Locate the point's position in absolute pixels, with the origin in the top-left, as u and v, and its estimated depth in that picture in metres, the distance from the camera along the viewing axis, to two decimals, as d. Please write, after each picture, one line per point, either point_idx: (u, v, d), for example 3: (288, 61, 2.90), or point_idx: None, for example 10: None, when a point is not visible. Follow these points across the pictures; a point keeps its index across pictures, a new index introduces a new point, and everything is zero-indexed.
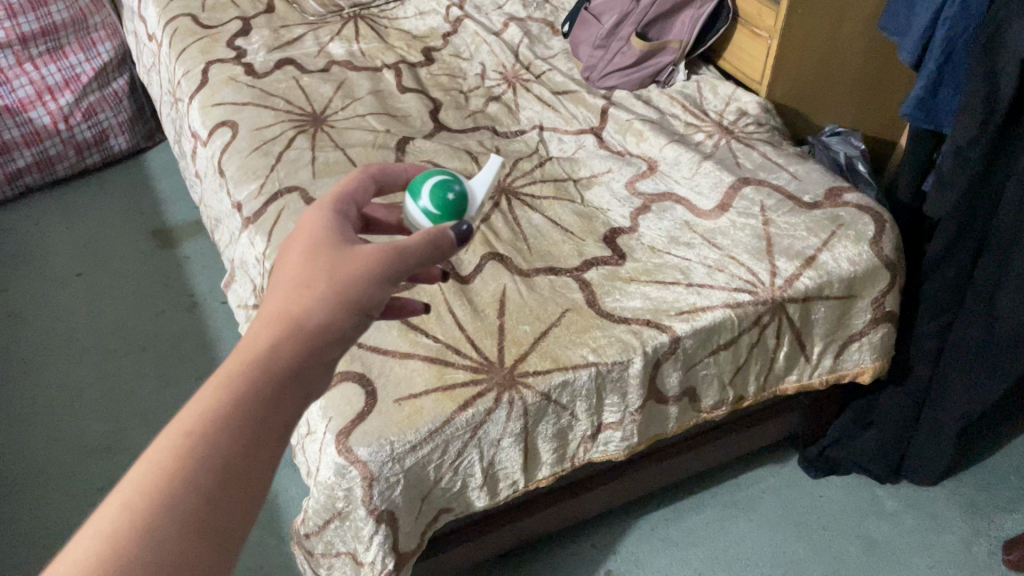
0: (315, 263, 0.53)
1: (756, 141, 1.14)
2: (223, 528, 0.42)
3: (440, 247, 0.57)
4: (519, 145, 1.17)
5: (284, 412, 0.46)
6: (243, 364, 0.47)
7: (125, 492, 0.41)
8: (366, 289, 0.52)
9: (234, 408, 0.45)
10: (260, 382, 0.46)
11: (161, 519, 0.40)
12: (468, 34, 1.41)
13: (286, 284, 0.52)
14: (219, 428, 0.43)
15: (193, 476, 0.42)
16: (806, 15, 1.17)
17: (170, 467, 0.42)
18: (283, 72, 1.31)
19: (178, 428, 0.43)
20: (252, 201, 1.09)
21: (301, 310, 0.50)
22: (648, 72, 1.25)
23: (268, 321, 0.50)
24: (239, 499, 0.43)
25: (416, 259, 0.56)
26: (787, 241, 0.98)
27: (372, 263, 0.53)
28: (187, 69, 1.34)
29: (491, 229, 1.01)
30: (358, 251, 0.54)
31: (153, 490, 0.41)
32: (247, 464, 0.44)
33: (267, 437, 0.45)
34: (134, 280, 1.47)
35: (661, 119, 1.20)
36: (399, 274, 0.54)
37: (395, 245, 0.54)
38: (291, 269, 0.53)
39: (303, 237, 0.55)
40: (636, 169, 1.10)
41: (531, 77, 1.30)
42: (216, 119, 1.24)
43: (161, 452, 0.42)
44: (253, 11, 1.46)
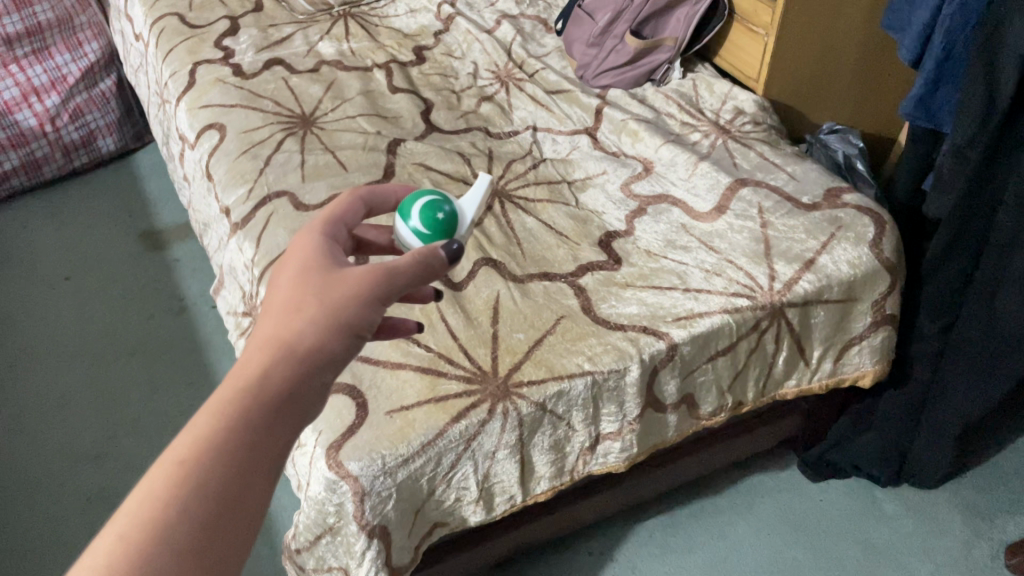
0: (307, 287, 0.53)
1: (754, 140, 1.13)
2: (215, 555, 0.43)
3: (434, 266, 0.56)
4: (512, 146, 1.15)
5: (273, 439, 0.47)
6: (234, 393, 0.47)
7: (120, 521, 0.42)
8: (356, 312, 0.52)
9: (225, 437, 0.46)
10: (251, 410, 0.47)
11: (153, 548, 0.41)
12: (460, 32, 1.39)
13: (277, 309, 0.52)
14: (210, 457, 0.45)
15: (184, 504, 0.43)
16: (803, 11, 1.16)
17: (162, 498, 0.43)
18: (272, 73, 1.29)
19: (172, 458, 0.45)
20: (241, 205, 1.07)
21: (292, 335, 0.51)
22: (644, 70, 1.23)
23: (260, 347, 0.51)
24: (231, 527, 0.44)
25: (407, 279, 0.55)
26: (785, 244, 0.96)
27: (362, 285, 0.53)
28: (174, 69, 1.32)
29: (484, 233, 0.99)
30: (349, 273, 0.54)
31: (145, 524, 0.42)
32: (237, 492, 0.45)
33: (257, 465, 0.46)
34: (122, 283, 1.45)
35: (657, 119, 1.18)
36: (391, 295, 0.54)
37: (385, 266, 0.54)
38: (282, 293, 0.53)
39: (295, 258, 0.55)
40: (631, 170, 1.08)
41: (525, 76, 1.28)
42: (203, 121, 1.21)
43: (155, 482, 0.44)
44: (241, 10, 1.43)
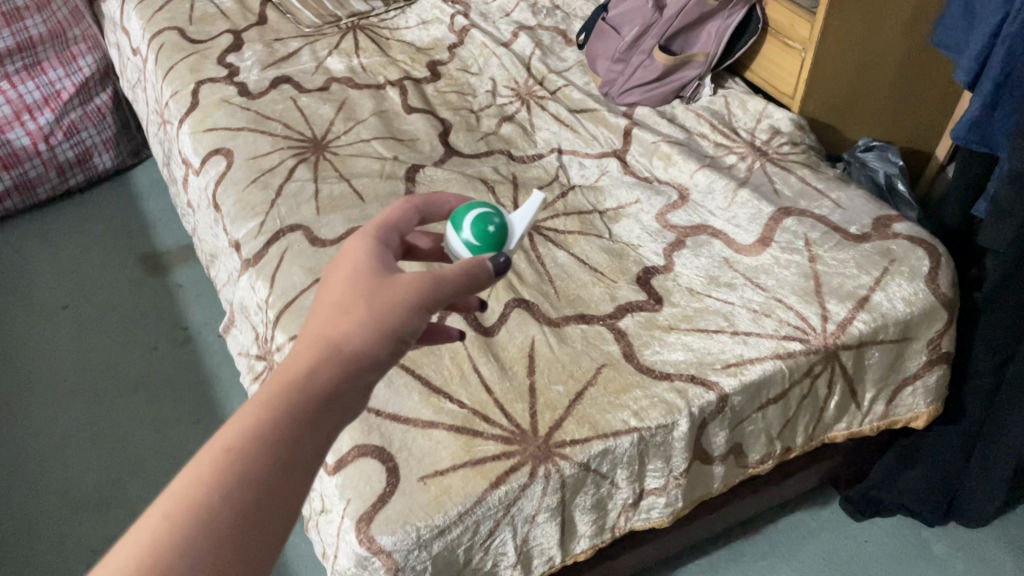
0: (357, 287, 0.53)
1: (793, 164, 1.07)
2: (253, 550, 0.43)
3: (480, 279, 0.56)
4: (536, 172, 1.09)
5: (317, 437, 0.47)
6: (282, 387, 0.48)
7: (164, 506, 0.43)
8: (404, 318, 0.52)
9: (271, 431, 0.46)
10: (296, 406, 0.47)
11: (193, 539, 0.42)
12: (476, 45, 1.32)
13: (327, 306, 0.52)
14: (254, 450, 0.45)
15: (227, 496, 0.43)
16: (843, 25, 1.09)
17: (205, 489, 0.43)
18: (279, 92, 1.22)
19: (217, 448, 0.45)
20: (252, 240, 1.00)
21: (341, 335, 0.51)
22: (672, 87, 1.17)
23: (309, 343, 0.51)
24: (268, 523, 0.44)
25: (455, 287, 0.54)
26: (836, 280, 0.90)
27: (411, 292, 0.52)
28: (175, 89, 1.25)
29: (514, 271, 0.93)
30: (399, 278, 0.53)
31: (186, 508, 0.43)
32: (278, 488, 0.45)
33: (299, 462, 0.46)
34: (124, 311, 1.39)
35: (689, 140, 1.12)
36: (438, 303, 0.54)
37: (434, 273, 0.53)
38: (333, 292, 0.53)
39: (349, 258, 0.55)
40: (666, 199, 1.02)
41: (546, 94, 1.21)
42: (209, 146, 1.15)
43: (200, 470, 0.44)
44: (245, 23, 1.36)
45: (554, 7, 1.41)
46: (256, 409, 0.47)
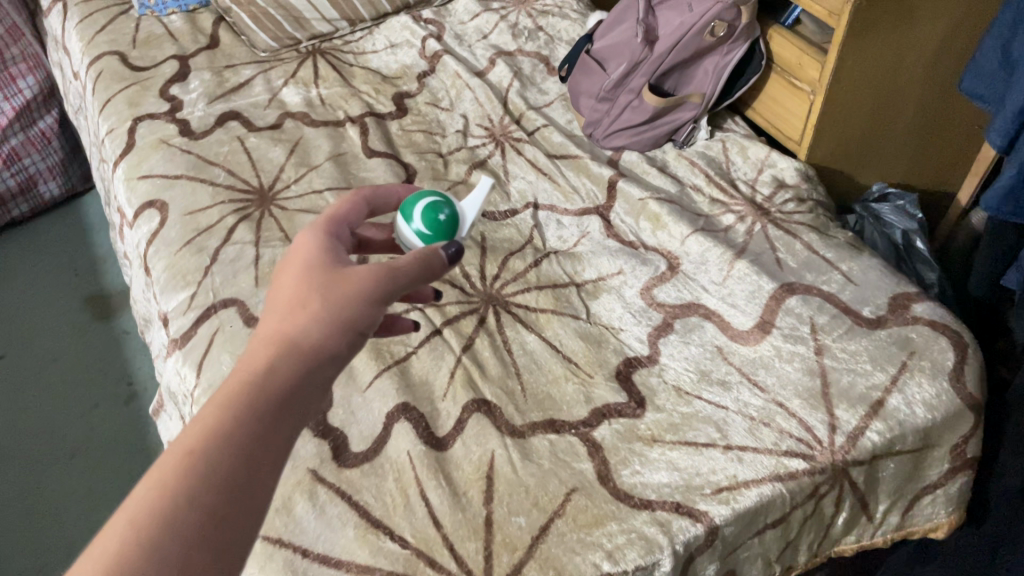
0: (310, 283, 0.52)
1: (798, 226, 0.94)
2: (230, 547, 0.42)
3: (434, 264, 0.56)
4: (508, 231, 0.97)
5: (281, 431, 0.46)
6: (240, 385, 0.47)
7: (131, 509, 0.41)
8: (363, 308, 0.52)
9: (231, 430, 0.45)
10: (255, 405, 0.46)
11: (160, 547, 0.40)
12: (448, 74, 1.19)
13: (281, 304, 0.51)
14: (217, 451, 0.44)
15: (191, 501, 0.42)
16: (858, 66, 0.96)
17: (166, 496, 0.41)
18: (226, 131, 1.10)
19: (176, 453, 0.43)
20: (181, 316, 0.88)
21: (297, 331, 0.50)
22: (663, 130, 1.05)
23: (263, 343, 0.50)
24: (239, 522, 0.43)
25: (410, 277, 0.54)
26: (847, 379, 0.78)
27: (368, 283, 0.52)
28: (111, 126, 1.12)
29: (475, 362, 0.81)
30: (353, 270, 0.53)
31: (156, 508, 0.41)
32: (248, 483, 0.44)
33: (264, 458, 0.45)
34: (64, 362, 1.26)
35: (681, 195, 0.99)
36: (395, 293, 0.53)
37: (389, 264, 0.53)
38: (285, 289, 0.52)
39: (298, 256, 0.54)
40: (653, 270, 0.89)
41: (523, 135, 1.09)
42: (142, 196, 1.02)
43: (160, 476, 0.42)
44: (193, 47, 1.24)
45: (536, 28, 1.28)
46: (216, 408, 0.46)
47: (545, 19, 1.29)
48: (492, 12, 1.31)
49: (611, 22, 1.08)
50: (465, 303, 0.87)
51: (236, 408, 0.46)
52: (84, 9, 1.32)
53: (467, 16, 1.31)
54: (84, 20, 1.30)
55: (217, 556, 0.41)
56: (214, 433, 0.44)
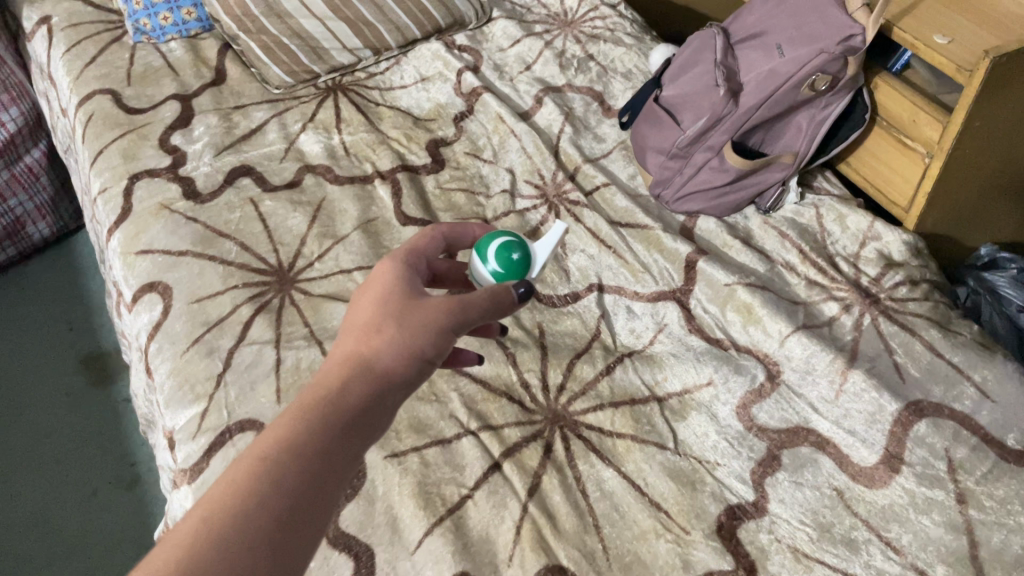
0: (385, 309, 0.52)
1: (916, 319, 0.80)
2: (290, 552, 0.42)
3: (503, 302, 0.55)
4: (570, 323, 0.82)
5: (348, 451, 0.47)
6: (313, 401, 0.47)
7: (205, 503, 0.42)
8: (432, 340, 0.51)
9: (304, 440, 0.45)
10: (326, 420, 0.47)
11: (227, 541, 0.40)
12: (488, 117, 1.05)
13: (356, 326, 0.52)
14: (290, 460, 0.44)
15: (261, 503, 0.42)
16: (986, 128, 0.80)
17: (235, 498, 0.42)
18: (237, 191, 0.95)
19: (250, 458, 0.44)
20: (189, 439, 0.74)
21: (371, 354, 0.50)
22: (745, 194, 0.90)
23: (336, 363, 0.50)
24: (298, 537, 0.43)
25: (478, 314, 0.54)
26: (1001, 537, 0.64)
27: (441, 314, 0.52)
28: (103, 184, 0.97)
29: (544, 511, 0.67)
30: (427, 302, 0.53)
31: (227, 505, 0.42)
32: (313, 495, 0.44)
33: (330, 476, 0.45)
34: (56, 440, 1.13)
35: (772, 275, 0.85)
36: (463, 327, 0.53)
37: (460, 299, 0.53)
38: (361, 314, 0.53)
39: (377, 284, 0.55)
40: (750, 381, 0.75)
41: (581, 196, 0.94)
42: (142, 276, 0.88)
43: (233, 479, 0.43)
44: (197, 84, 1.08)
45: (587, 57, 1.12)
46: (291, 419, 0.46)
47: (596, 45, 1.13)
48: (535, 37, 1.15)
49: (684, 64, 0.92)
50: (526, 424, 0.73)
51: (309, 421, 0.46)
52: (72, 35, 1.16)
53: (507, 42, 1.16)
54: (72, 49, 1.14)
55: (277, 560, 0.41)
56: (287, 443, 0.45)
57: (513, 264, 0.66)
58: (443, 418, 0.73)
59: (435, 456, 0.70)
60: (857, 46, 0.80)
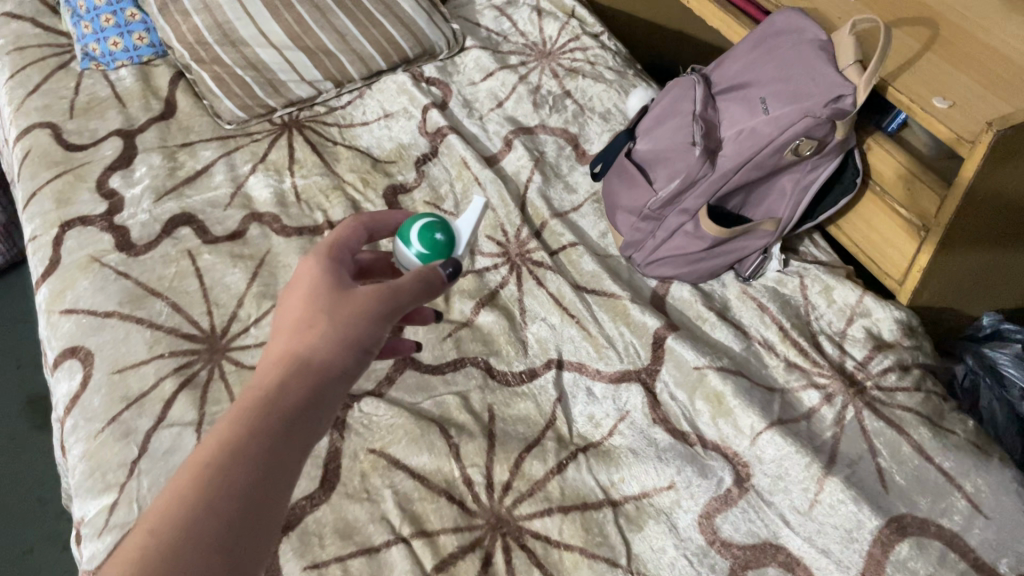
0: (315, 303, 0.49)
1: (903, 415, 0.72)
2: (246, 555, 0.39)
3: (436, 282, 0.53)
4: (523, 406, 0.75)
5: (291, 448, 0.44)
6: (249, 403, 0.45)
7: (147, 520, 0.39)
8: (369, 328, 0.49)
9: (244, 443, 0.43)
10: (265, 419, 0.44)
11: (178, 551, 0.37)
12: (453, 161, 0.97)
13: (288, 322, 0.49)
14: (233, 463, 0.41)
15: (208, 510, 0.39)
16: (988, 203, 0.72)
17: (179, 507, 0.39)
18: (175, 242, 0.88)
19: (188, 470, 0.41)
20: (94, 537, 0.67)
21: (306, 349, 0.47)
22: (723, 261, 0.82)
23: (270, 363, 0.47)
24: (249, 544, 0.40)
25: (413, 297, 0.51)
26: None
27: (374, 303, 0.49)
28: (33, 231, 0.90)
29: None
30: (358, 290, 0.50)
31: (174, 515, 0.39)
32: (263, 495, 0.41)
33: (277, 475, 0.43)
34: None
35: (748, 356, 0.77)
36: (398, 313, 0.50)
37: (392, 284, 0.50)
38: (289, 312, 0.50)
39: (301, 280, 0.52)
40: (715, 486, 0.67)
41: (545, 257, 0.87)
42: (63, 339, 0.81)
43: (173, 491, 0.40)
44: (143, 118, 1.01)
45: (563, 93, 1.05)
46: (229, 424, 0.44)
47: (574, 81, 1.06)
48: (509, 70, 1.08)
49: (661, 116, 0.85)
50: (464, 530, 0.66)
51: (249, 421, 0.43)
52: (16, 59, 1.09)
53: (479, 74, 1.08)
54: (15, 76, 1.07)
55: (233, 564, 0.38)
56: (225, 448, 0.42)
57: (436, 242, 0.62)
58: (373, 521, 0.66)
59: (359, 569, 0.63)
60: (846, 108, 0.72)
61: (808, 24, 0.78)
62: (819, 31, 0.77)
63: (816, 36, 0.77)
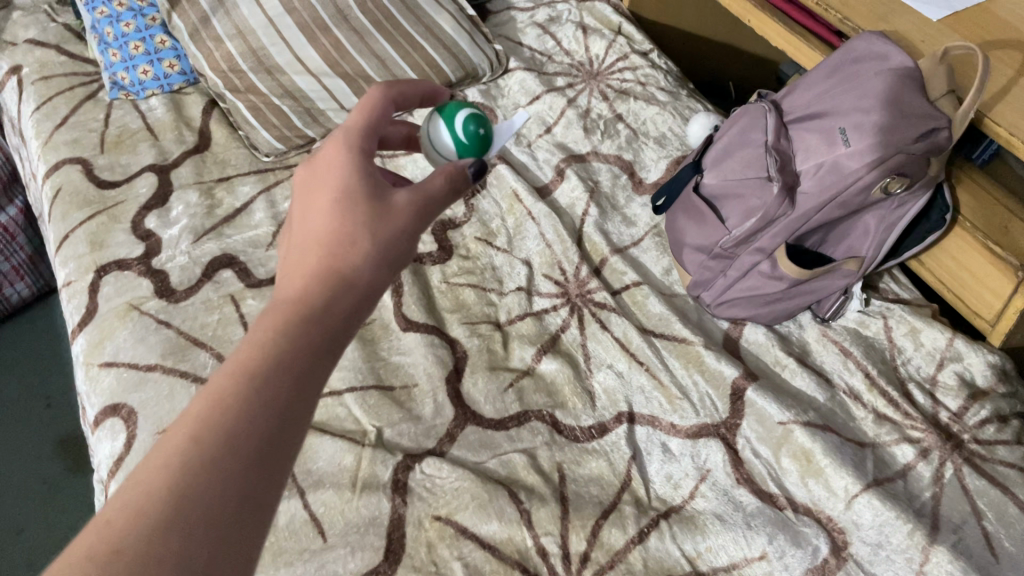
0: (351, 207, 0.48)
1: (1006, 472, 0.67)
2: (273, 485, 0.39)
3: (456, 191, 0.52)
4: (596, 464, 0.70)
5: (327, 364, 0.44)
6: (298, 296, 0.46)
7: (180, 433, 0.39)
8: (402, 245, 0.49)
9: (290, 345, 0.43)
10: (315, 317, 0.45)
11: (210, 482, 0.37)
12: (503, 194, 0.93)
13: (324, 202, 0.49)
14: (269, 385, 0.41)
15: (240, 432, 0.39)
16: None
17: (212, 429, 0.39)
18: (216, 287, 0.83)
19: (228, 383, 0.41)
20: None
21: (347, 260, 0.47)
22: (801, 302, 0.78)
23: (311, 266, 0.47)
24: (275, 482, 0.39)
25: (438, 206, 0.51)
26: None
27: (408, 208, 0.49)
28: (68, 276, 0.86)
29: None
30: (393, 201, 0.49)
31: (205, 441, 0.38)
32: (289, 422, 0.41)
33: (317, 386, 0.43)
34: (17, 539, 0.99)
35: (834, 406, 0.73)
36: (430, 218, 0.51)
37: (426, 194, 0.50)
38: (321, 220, 0.48)
39: (328, 168, 0.50)
40: (811, 556, 0.63)
41: (608, 297, 0.82)
42: (104, 396, 0.75)
43: (202, 410, 0.40)
44: (178, 151, 0.97)
45: (614, 117, 1.00)
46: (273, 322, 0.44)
47: (625, 103, 1.01)
48: (556, 93, 1.03)
49: (728, 147, 0.79)
50: None
51: (296, 329, 0.44)
52: (42, 90, 1.04)
53: (525, 98, 1.04)
54: (41, 107, 1.02)
55: (259, 496, 0.38)
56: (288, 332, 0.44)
57: (478, 138, 0.59)
58: None
59: None
60: (942, 143, 0.69)
61: (892, 50, 0.72)
62: (905, 57, 0.71)
63: (902, 64, 0.71)
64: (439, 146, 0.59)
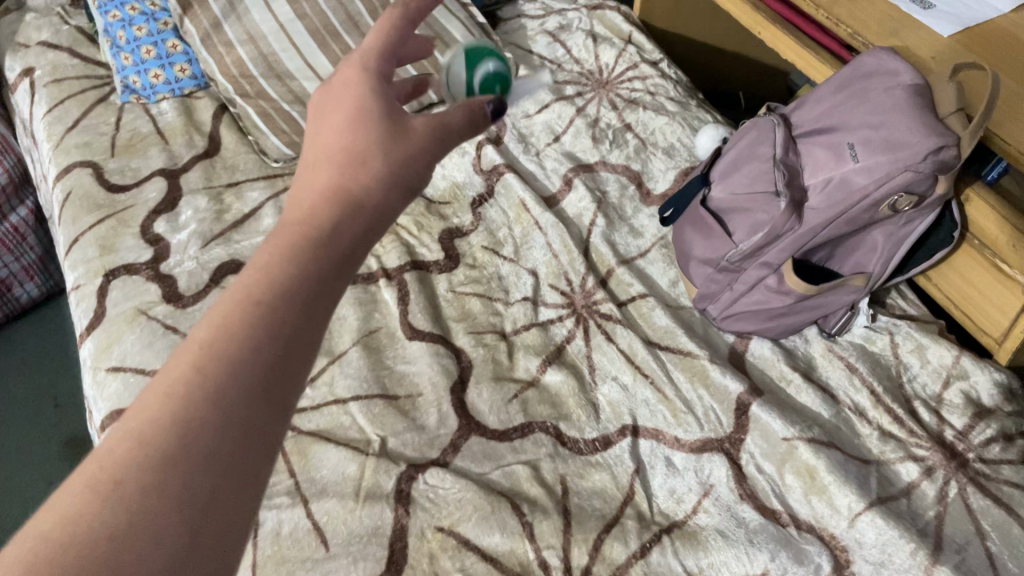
0: (367, 123, 0.46)
1: (1011, 492, 0.67)
2: (276, 415, 0.37)
3: (474, 122, 0.50)
4: (599, 478, 0.70)
5: (338, 292, 0.42)
6: (311, 216, 0.43)
7: (182, 360, 0.37)
8: (418, 172, 0.47)
9: (300, 268, 0.41)
10: (325, 242, 0.42)
11: (211, 412, 0.35)
12: (511, 203, 0.94)
13: (338, 121, 0.46)
14: (276, 310, 0.39)
15: (246, 360, 0.37)
16: None
17: (217, 354, 0.37)
18: (224, 293, 0.83)
19: (233, 309, 0.38)
20: None
21: (359, 182, 0.45)
22: (808, 317, 0.77)
23: (323, 186, 0.44)
24: (280, 411, 0.37)
25: (455, 134, 0.49)
26: None
27: (426, 134, 0.47)
28: (77, 280, 0.86)
29: None
30: (411, 123, 0.47)
31: (205, 369, 0.36)
32: (297, 350, 0.39)
33: (327, 314, 0.41)
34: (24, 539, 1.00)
35: (839, 422, 0.73)
36: (448, 147, 0.49)
37: (444, 120, 0.48)
38: (334, 136, 0.46)
39: (344, 84, 0.48)
40: (813, 573, 0.63)
41: (614, 309, 0.82)
42: (110, 401, 0.74)
43: (206, 335, 0.37)
44: (187, 156, 0.97)
45: (623, 127, 1.00)
46: (283, 244, 0.42)
47: (634, 113, 1.01)
48: (565, 101, 1.03)
49: (736, 160, 0.79)
50: None
51: (306, 253, 0.41)
52: (54, 92, 1.05)
53: (533, 106, 1.04)
54: (53, 110, 1.03)
55: (262, 427, 0.36)
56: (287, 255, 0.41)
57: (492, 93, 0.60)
58: None
59: None
60: (949, 161, 0.66)
61: (901, 66, 0.72)
62: (914, 74, 0.71)
63: (911, 80, 0.71)
64: (456, 79, 0.60)
